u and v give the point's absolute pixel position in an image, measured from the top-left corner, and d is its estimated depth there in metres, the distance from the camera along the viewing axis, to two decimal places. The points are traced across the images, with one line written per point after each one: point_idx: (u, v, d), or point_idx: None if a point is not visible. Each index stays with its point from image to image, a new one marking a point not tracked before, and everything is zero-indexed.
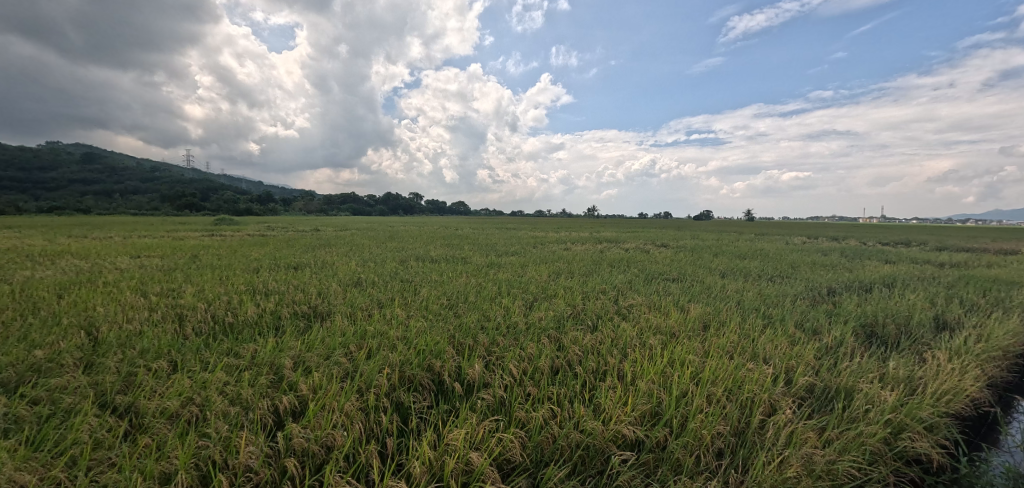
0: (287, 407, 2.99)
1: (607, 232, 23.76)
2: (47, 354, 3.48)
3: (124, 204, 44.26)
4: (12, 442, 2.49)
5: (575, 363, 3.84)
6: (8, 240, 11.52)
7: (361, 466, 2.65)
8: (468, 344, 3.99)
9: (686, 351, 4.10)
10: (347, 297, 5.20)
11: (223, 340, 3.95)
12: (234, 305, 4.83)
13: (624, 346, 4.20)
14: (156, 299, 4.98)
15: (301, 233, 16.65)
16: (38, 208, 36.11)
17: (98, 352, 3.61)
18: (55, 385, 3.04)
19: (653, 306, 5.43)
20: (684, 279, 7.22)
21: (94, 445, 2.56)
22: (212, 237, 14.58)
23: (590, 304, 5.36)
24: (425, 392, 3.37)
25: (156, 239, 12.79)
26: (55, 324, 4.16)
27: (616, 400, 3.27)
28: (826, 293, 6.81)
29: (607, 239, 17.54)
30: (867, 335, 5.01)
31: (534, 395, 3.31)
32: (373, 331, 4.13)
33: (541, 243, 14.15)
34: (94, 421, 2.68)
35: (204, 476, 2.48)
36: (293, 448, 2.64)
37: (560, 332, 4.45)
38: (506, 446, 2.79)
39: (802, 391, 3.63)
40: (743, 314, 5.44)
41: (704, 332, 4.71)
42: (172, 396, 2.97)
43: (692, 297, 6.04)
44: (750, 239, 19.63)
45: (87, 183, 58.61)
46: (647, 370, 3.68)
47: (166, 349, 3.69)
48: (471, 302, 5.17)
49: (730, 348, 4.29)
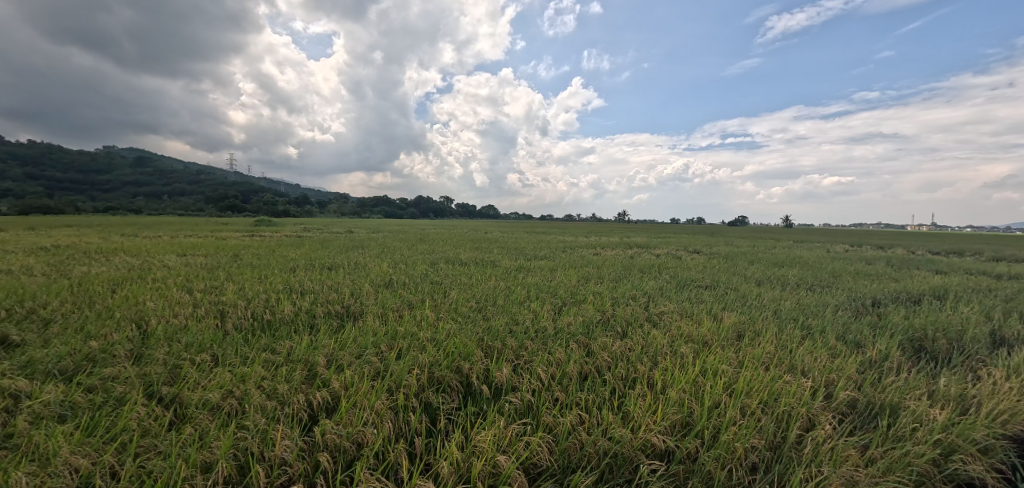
0: (321, 403, 3.07)
1: (637, 238, 23.33)
2: (101, 345, 3.70)
3: (171, 205, 46.69)
4: (69, 426, 2.67)
5: (604, 369, 3.79)
6: (67, 237, 12.34)
7: (390, 464, 2.69)
8: (497, 347, 4.00)
9: (719, 361, 3.97)
10: (379, 298, 5.31)
11: (262, 336, 4.11)
12: (272, 303, 5.01)
13: (655, 354, 4.11)
14: (199, 296, 5.23)
15: (334, 235, 17.12)
16: (95, 208, 38.55)
17: (147, 345, 3.82)
18: (108, 375, 3.23)
19: (685, 314, 5.29)
20: (718, 287, 7.01)
21: (142, 432, 2.70)
22: (252, 237, 15.23)
23: (620, 310, 5.28)
24: (454, 393, 3.40)
25: (200, 238, 13.45)
26: (108, 317, 4.44)
27: (646, 408, 3.20)
28: (871, 305, 6.48)
29: (638, 245, 17.25)
30: (916, 349, 4.73)
31: (562, 400, 3.28)
32: (403, 331, 4.21)
33: (571, 248, 14.06)
34: (142, 410, 2.83)
35: (242, 467, 2.58)
36: (326, 443, 2.71)
37: (588, 338, 4.40)
38: (533, 450, 2.78)
39: (842, 406, 3.46)
40: (780, 324, 5.23)
41: (739, 342, 4.56)
42: (214, 388, 3.11)
43: (726, 306, 5.85)
44: (789, 246, 18.89)
45: (138, 185, 62.19)
46: (678, 379, 3.60)
47: (209, 343, 3.87)
48: (500, 306, 5.18)
49: (766, 359, 4.13)
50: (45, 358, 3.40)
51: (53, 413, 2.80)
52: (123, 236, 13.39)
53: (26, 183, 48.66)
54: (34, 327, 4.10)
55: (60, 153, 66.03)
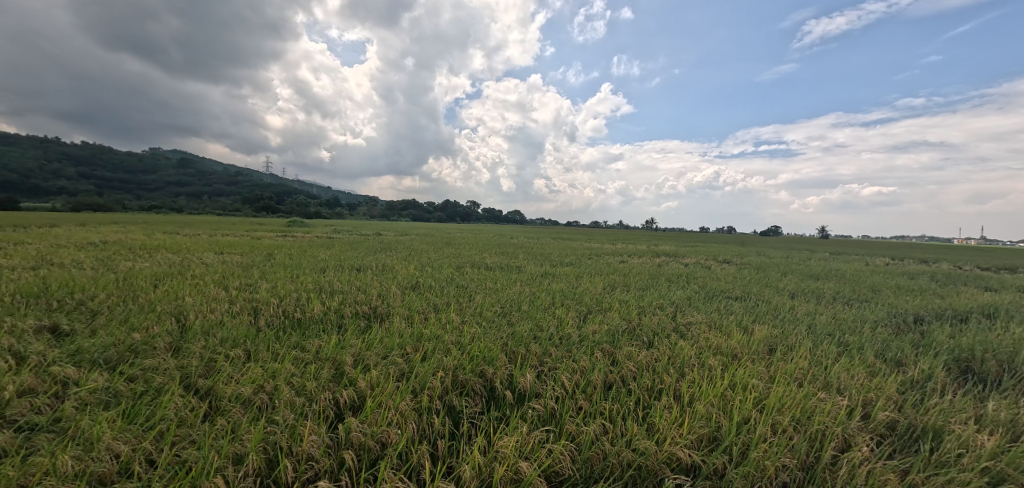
0: (347, 401, 3.12)
1: (664, 247, 22.95)
2: (143, 337, 3.88)
3: (210, 205, 48.72)
4: (112, 413, 2.80)
5: (629, 379, 3.72)
6: (115, 234, 13.05)
7: (413, 465, 2.71)
8: (521, 353, 3.99)
9: (750, 375, 3.85)
10: (405, 300, 5.39)
11: (292, 334, 4.22)
12: (303, 301, 5.15)
13: (682, 365, 4.02)
14: (235, 293, 5.42)
15: (363, 237, 17.49)
16: (140, 206, 40.64)
17: (185, 338, 3.99)
18: (149, 366, 3.39)
19: (714, 325, 5.15)
20: (749, 299, 6.80)
21: (178, 422, 2.82)
22: (285, 237, 15.74)
23: (647, 320, 5.18)
24: (477, 397, 3.40)
25: (236, 237, 13.98)
26: (150, 310, 4.65)
27: (671, 421, 3.12)
28: (913, 321, 6.16)
29: (665, 253, 16.98)
30: (962, 371, 4.46)
31: (585, 409, 3.24)
32: (429, 334, 4.25)
33: (596, 255, 13.96)
34: (179, 400, 2.95)
35: (271, 460, 2.64)
36: (351, 441, 2.76)
37: (614, 346, 4.34)
38: (555, 457, 2.75)
39: (881, 428, 3.29)
40: (815, 339, 5.03)
41: (770, 356, 4.41)
42: (246, 383, 3.22)
43: (757, 319, 5.66)
44: (824, 258, 18.19)
45: (179, 185, 65.20)
46: (706, 392, 3.50)
47: (242, 339, 4.01)
48: (524, 311, 5.18)
49: (799, 374, 3.98)
50: (91, 348, 3.59)
51: (97, 400, 2.94)
52: (165, 234, 14.08)
53: (79, 182, 51.72)
54: (82, 317, 4.34)
55: (110, 154, 69.92)
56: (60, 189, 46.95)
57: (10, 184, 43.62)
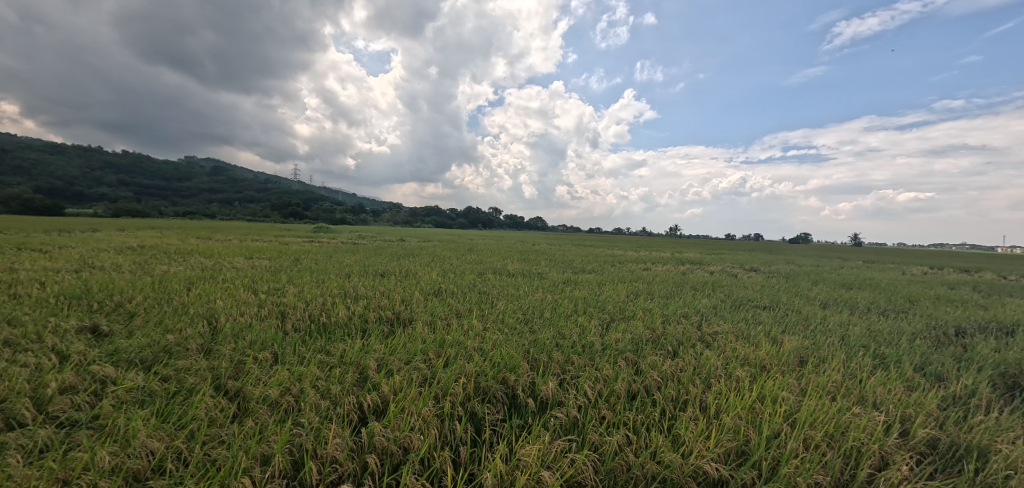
0: (370, 405, 3.16)
1: (689, 254, 22.54)
2: (176, 338, 4.02)
3: (240, 211, 50.38)
4: (147, 411, 2.90)
5: (653, 389, 3.65)
6: (152, 238, 13.63)
7: (435, 471, 2.72)
8: (543, 360, 3.97)
9: (780, 388, 3.72)
10: (428, 306, 5.44)
11: (318, 337, 4.31)
12: (328, 306, 5.25)
13: (708, 376, 3.91)
14: (263, 297, 5.56)
15: (386, 243, 17.77)
16: (175, 212, 42.35)
17: (215, 340, 4.11)
18: (182, 366, 3.51)
19: (741, 336, 5.01)
20: (778, 308, 6.59)
21: (209, 422, 2.90)
22: (312, 242, 16.19)
23: (671, 328, 5.07)
24: (499, 404, 3.39)
25: (265, 243, 14.40)
26: (183, 312, 4.82)
27: (698, 433, 3.04)
28: (954, 334, 5.86)
29: (690, 260, 16.66)
30: (1010, 387, 4.21)
31: (609, 419, 3.19)
32: (451, 340, 4.27)
33: (619, 262, 13.80)
34: (210, 401, 3.03)
35: (296, 462, 2.69)
36: (374, 445, 2.78)
37: (637, 355, 4.27)
38: (578, 467, 2.71)
39: (921, 446, 3.13)
40: (848, 351, 4.83)
41: (801, 368, 4.25)
42: (274, 385, 3.29)
43: (787, 329, 5.48)
44: (857, 267, 17.52)
45: (212, 192, 67.66)
46: (733, 404, 3.40)
47: (270, 342, 4.11)
48: (547, 319, 5.15)
49: (832, 387, 3.83)
50: (129, 348, 3.74)
51: (133, 399, 3.05)
52: (199, 238, 14.61)
53: (120, 189, 54.27)
54: (120, 319, 4.52)
55: (148, 163, 73.20)
56: (102, 195, 49.35)
57: (57, 191, 46.10)
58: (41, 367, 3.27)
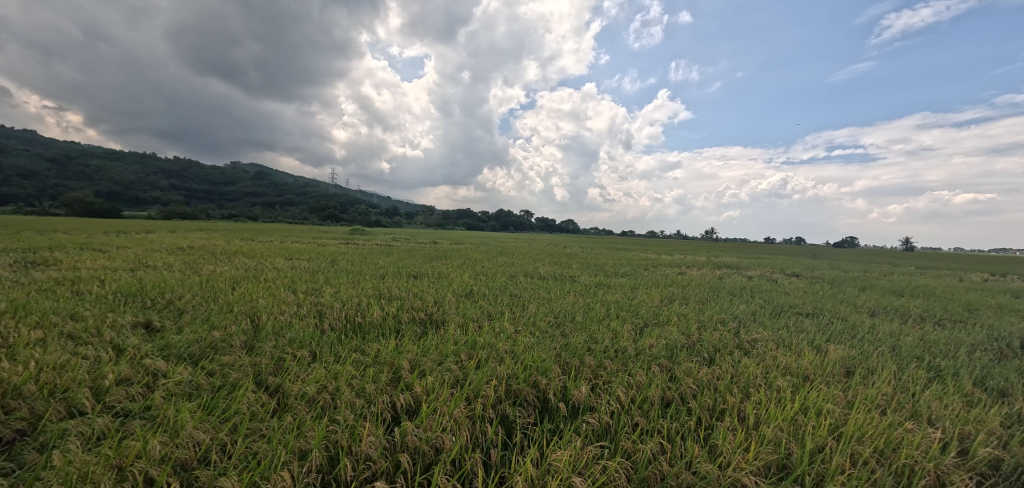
0: (403, 405, 3.21)
1: (725, 257, 21.85)
2: (221, 335, 4.22)
3: (279, 214, 52.42)
4: (194, 404, 3.05)
5: (688, 396, 3.55)
6: (201, 239, 14.42)
7: (466, 473, 2.73)
8: (575, 364, 3.94)
9: (824, 399, 3.54)
10: (460, 308, 5.50)
11: (354, 337, 4.42)
12: (363, 306, 5.38)
13: (747, 385, 3.77)
14: (302, 297, 5.75)
15: (419, 245, 18.11)
16: (220, 215, 44.63)
17: (258, 337, 4.29)
18: (227, 362, 3.68)
19: (782, 344, 4.81)
20: (822, 316, 6.29)
21: (250, 416, 3.02)
22: (348, 244, 16.74)
23: (707, 335, 4.92)
24: (530, 408, 3.38)
25: (304, 244, 14.96)
26: (228, 310, 5.06)
27: (736, 444, 2.94)
28: (1021, 346, 5.43)
29: (726, 264, 16.15)
30: None
31: (642, 426, 3.12)
32: (482, 342, 4.30)
33: (652, 266, 13.53)
34: (252, 396, 3.16)
35: (332, 458, 2.76)
36: (406, 444, 2.82)
37: (672, 362, 4.17)
38: (610, 475, 2.65)
39: (982, 466, 2.91)
40: (899, 363, 4.55)
41: (848, 379, 4.04)
42: (311, 382, 3.40)
43: (832, 338, 5.22)
44: (909, 273, 16.50)
45: (253, 195, 70.83)
46: (773, 415, 3.26)
47: (309, 340, 4.25)
48: (579, 322, 5.11)
49: (882, 400, 3.62)
50: (178, 344, 3.96)
51: (182, 391, 3.22)
52: (243, 240, 15.32)
53: (170, 193, 57.56)
54: (171, 315, 4.79)
55: (196, 168, 77.30)
56: (155, 199, 52.49)
57: (115, 196, 49.35)
58: (101, 359, 3.50)
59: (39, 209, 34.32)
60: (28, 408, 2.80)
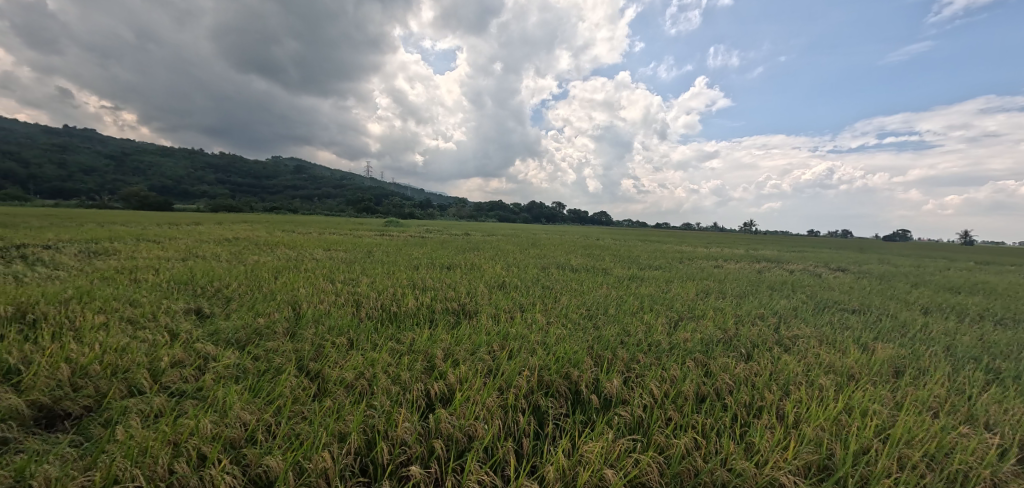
0: (437, 393, 3.29)
1: (765, 250, 21.04)
2: (266, 322, 4.44)
3: (317, 206, 54.17)
4: (242, 386, 3.23)
5: (724, 393, 3.47)
6: (245, 231, 15.12)
7: (498, 460, 2.78)
8: (607, 357, 3.91)
9: (870, 400, 3.38)
10: (492, 299, 5.55)
11: (390, 326, 4.55)
12: (398, 296, 5.52)
13: (787, 383, 3.65)
14: (340, 286, 5.95)
15: (452, 237, 18.33)
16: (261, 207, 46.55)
17: (299, 324, 4.48)
18: (271, 347, 3.88)
19: (825, 341, 4.61)
20: (869, 313, 5.99)
21: (293, 399, 3.17)
22: (384, 235, 17.12)
23: (745, 330, 4.79)
24: (562, 399, 3.40)
25: (341, 236, 15.41)
26: (271, 298, 5.31)
27: (774, 442, 2.86)
28: None
29: (766, 258, 15.55)
30: None
31: (675, 421, 3.08)
32: (514, 333, 4.33)
33: (687, 259, 13.23)
34: (294, 380, 3.32)
35: (369, 441, 2.86)
36: (440, 431, 2.89)
37: (707, 356, 4.08)
38: (642, 468, 2.63)
39: None
40: (954, 364, 4.29)
41: (897, 379, 3.85)
42: (349, 368, 3.53)
43: (879, 336, 4.96)
44: (969, 269, 15.39)
45: (292, 188, 73.48)
46: (814, 414, 3.15)
47: (347, 328, 4.40)
48: (611, 315, 5.07)
49: (934, 403, 3.43)
50: (226, 329, 4.19)
51: (231, 374, 3.42)
52: (283, 232, 15.95)
53: (215, 187, 60.49)
54: (219, 303, 5.07)
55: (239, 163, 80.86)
56: (202, 192, 55.28)
57: (166, 190, 52.35)
58: (157, 343, 3.75)
59: (100, 204, 36.84)
60: (94, 387, 3.04)
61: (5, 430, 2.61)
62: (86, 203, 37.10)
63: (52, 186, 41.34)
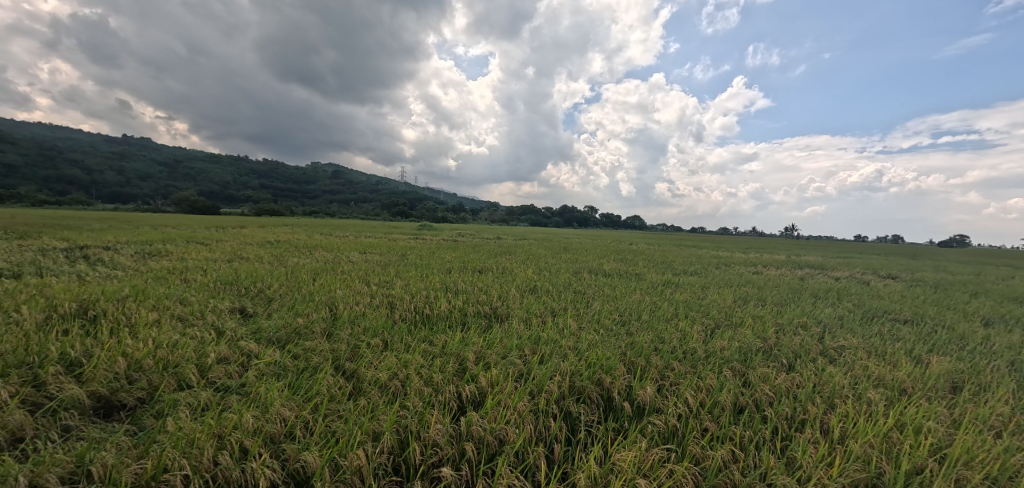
0: (469, 396, 3.32)
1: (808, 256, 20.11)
2: (305, 321, 4.61)
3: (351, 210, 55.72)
4: (282, 383, 3.37)
5: (764, 404, 3.34)
6: (285, 234, 15.76)
7: (529, 465, 2.77)
8: (640, 364, 3.84)
9: (924, 416, 3.18)
10: (523, 303, 5.56)
11: (423, 328, 4.63)
12: (431, 299, 5.61)
13: (831, 396, 3.48)
14: (375, 289, 6.10)
15: (483, 240, 18.48)
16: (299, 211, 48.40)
17: (336, 325, 4.62)
18: (310, 346, 4.02)
19: (874, 353, 4.37)
20: (923, 324, 5.62)
21: (330, 397, 3.28)
22: (417, 239, 17.48)
23: (786, 339, 4.59)
24: (594, 406, 3.36)
25: (376, 239, 15.82)
26: (310, 298, 5.51)
27: (817, 458, 2.72)
28: None
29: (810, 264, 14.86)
30: None
31: (712, 432, 2.99)
32: (546, 337, 4.33)
33: (725, 264, 12.84)
34: (331, 379, 3.43)
35: (402, 441, 2.92)
36: (471, 434, 2.91)
37: (745, 366, 3.94)
38: (677, 479, 2.57)
39: None
40: (1021, 380, 3.97)
41: (955, 395, 3.59)
42: (384, 369, 3.61)
43: (935, 349, 4.66)
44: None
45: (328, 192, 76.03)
46: (862, 429, 2.99)
47: (381, 329, 4.51)
48: (644, 321, 4.98)
49: (997, 421, 3.18)
50: (268, 328, 4.38)
51: (272, 372, 3.56)
52: (320, 235, 16.52)
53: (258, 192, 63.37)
54: (261, 303, 5.30)
55: None
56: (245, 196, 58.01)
57: (213, 195, 55.27)
58: (204, 340, 3.96)
59: (154, 208, 39.27)
60: (148, 380, 3.23)
61: (68, 418, 2.82)
62: (142, 206, 39.61)
63: (112, 191, 44.41)
